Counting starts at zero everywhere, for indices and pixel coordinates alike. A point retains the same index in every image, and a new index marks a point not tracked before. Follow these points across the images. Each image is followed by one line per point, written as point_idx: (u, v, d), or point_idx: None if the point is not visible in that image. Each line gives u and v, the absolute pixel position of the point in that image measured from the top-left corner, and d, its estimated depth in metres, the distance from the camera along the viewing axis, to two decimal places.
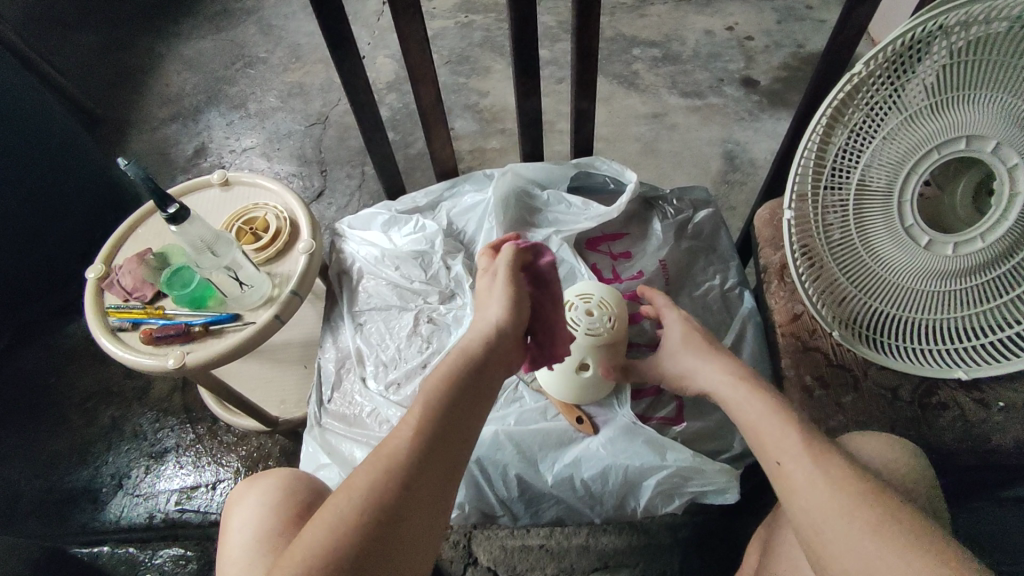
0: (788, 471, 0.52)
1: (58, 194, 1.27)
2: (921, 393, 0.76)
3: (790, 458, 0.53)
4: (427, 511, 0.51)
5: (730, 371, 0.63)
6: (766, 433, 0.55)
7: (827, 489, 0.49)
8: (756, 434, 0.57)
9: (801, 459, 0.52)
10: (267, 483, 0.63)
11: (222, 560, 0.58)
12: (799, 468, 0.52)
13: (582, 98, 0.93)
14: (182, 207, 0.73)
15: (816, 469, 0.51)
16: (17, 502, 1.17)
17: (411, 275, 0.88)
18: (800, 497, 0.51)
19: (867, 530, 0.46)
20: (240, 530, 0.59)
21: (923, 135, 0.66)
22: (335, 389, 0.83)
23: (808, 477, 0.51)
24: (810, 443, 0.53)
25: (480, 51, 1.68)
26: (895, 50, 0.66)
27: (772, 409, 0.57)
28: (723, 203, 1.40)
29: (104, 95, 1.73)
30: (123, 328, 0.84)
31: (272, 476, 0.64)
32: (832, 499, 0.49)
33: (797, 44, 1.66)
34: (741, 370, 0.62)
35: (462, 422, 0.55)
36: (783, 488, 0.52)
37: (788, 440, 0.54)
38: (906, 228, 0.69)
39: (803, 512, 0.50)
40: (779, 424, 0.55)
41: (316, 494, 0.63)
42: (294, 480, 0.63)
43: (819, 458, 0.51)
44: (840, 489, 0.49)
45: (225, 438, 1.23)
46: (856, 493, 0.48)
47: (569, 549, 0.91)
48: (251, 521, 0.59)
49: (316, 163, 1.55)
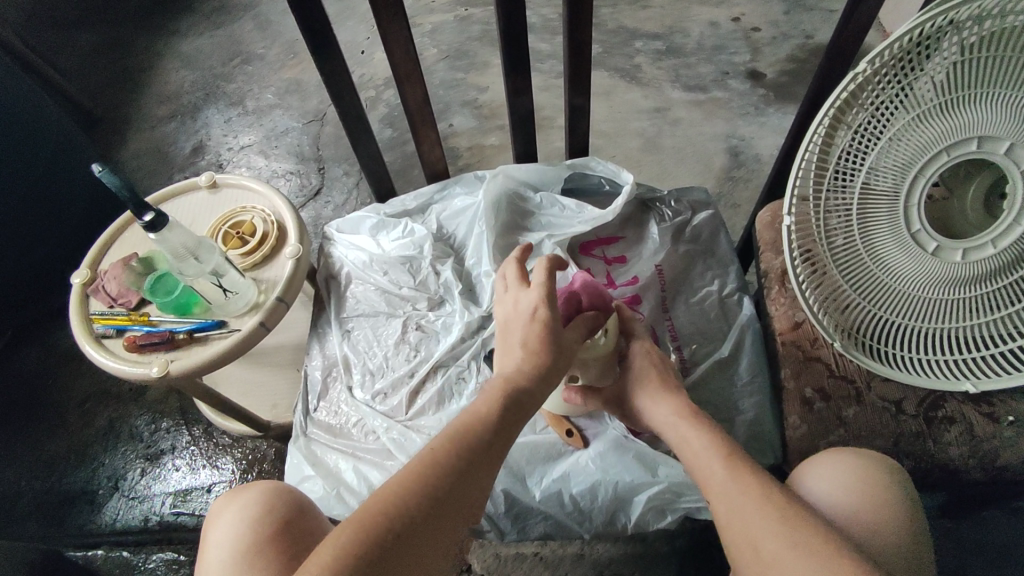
0: (724, 509, 0.55)
1: (53, 193, 1.26)
2: (927, 406, 0.72)
3: (722, 494, 0.56)
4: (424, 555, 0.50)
5: (674, 405, 0.64)
6: (700, 469, 0.58)
7: (756, 524, 0.53)
8: (694, 470, 0.60)
9: (730, 495, 0.55)
10: (245, 499, 0.64)
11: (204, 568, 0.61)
12: (729, 505, 0.55)
13: (576, 96, 0.91)
14: (160, 214, 0.72)
15: (745, 504, 0.54)
16: (14, 504, 1.17)
17: (400, 280, 0.86)
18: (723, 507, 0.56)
19: (792, 561, 0.49)
20: (219, 546, 0.61)
21: (931, 137, 0.62)
22: (321, 398, 0.82)
23: (737, 512, 0.54)
24: (738, 476, 0.56)
25: (479, 46, 1.65)
26: (902, 47, 0.62)
27: (706, 444, 0.59)
28: (727, 201, 1.36)
29: (102, 93, 1.72)
30: (107, 335, 0.82)
31: (250, 491, 0.65)
32: (761, 534, 0.52)
33: (805, 36, 1.61)
34: (686, 407, 0.64)
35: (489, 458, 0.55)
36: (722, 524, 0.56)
37: (717, 475, 0.57)
38: (913, 233, 0.66)
39: (740, 546, 0.54)
40: (711, 461, 0.58)
41: (293, 510, 0.64)
42: (274, 496, 0.64)
43: (748, 493, 0.54)
44: (767, 522, 0.52)
45: (220, 440, 1.22)
46: (781, 525, 0.51)
47: (564, 557, 0.88)
48: (230, 536, 0.61)
49: (313, 161, 1.53)
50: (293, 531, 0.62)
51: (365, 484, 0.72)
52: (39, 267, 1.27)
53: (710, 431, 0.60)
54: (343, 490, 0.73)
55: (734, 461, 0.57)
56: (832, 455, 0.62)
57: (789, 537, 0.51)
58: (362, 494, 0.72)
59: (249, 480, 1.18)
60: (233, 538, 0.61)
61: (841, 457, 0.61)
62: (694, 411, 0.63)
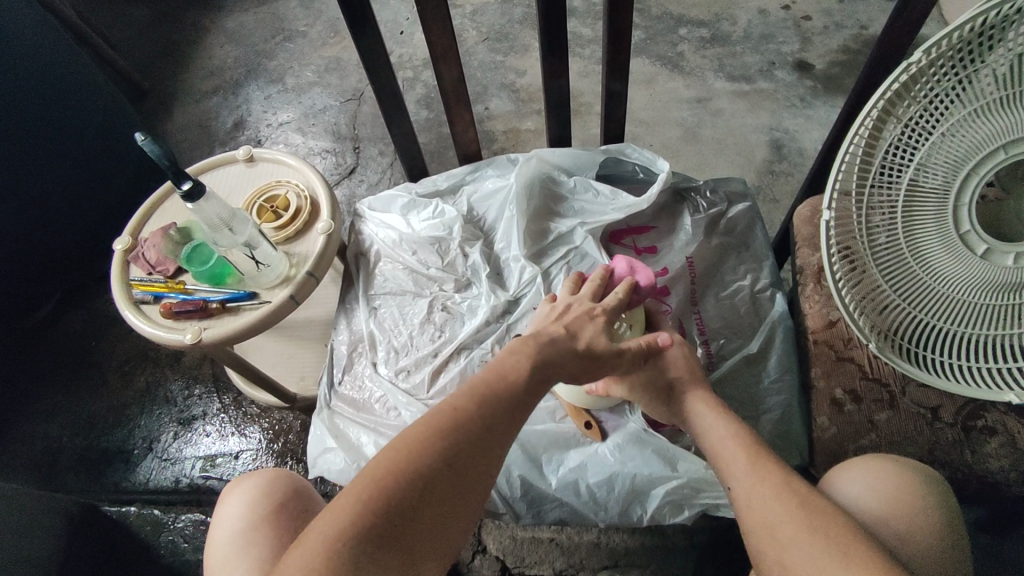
0: (742, 497, 0.55)
1: (103, 162, 1.29)
2: (965, 415, 0.70)
3: (740, 477, 0.56)
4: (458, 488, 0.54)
5: (700, 395, 0.65)
6: (721, 456, 0.58)
7: (771, 510, 0.52)
8: (711, 455, 0.60)
9: (747, 478, 0.55)
10: (246, 484, 0.67)
11: (211, 550, 0.64)
12: (745, 488, 0.55)
13: (613, 81, 0.89)
14: (197, 184, 0.73)
15: (762, 489, 0.54)
16: (57, 457, 1.22)
17: (428, 260, 0.87)
18: (742, 497, 0.55)
19: (809, 545, 0.49)
20: (222, 529, 0.64)
21: (988, 133, 0.59)
22: (345, 371, 0.84)
23: (752, 494, 0.54)
24: (759, 463, 0.56)
25: (521, 28, 1.63)
26: (963, 37, 0.59)
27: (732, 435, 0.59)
28: (766, 195, 1.33)
29: (151, 67, 1.76)
30: (145, 301, 0.85)
31: (253, 473, 0.69)
32: (775, 516, 0.52)
33: (860, 26, 1.54)
34: (716, 401, 0.64)
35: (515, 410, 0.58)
36: (735, 505, 0.56)
37: (737, 461, 0.57)
38: (962, 235, 0.63)
39: (751, 528, 0.53)
40: (733, 449, 0.58)
41: (293, 492, 0.67)
42: (271, 480, 0.67)
43: (766, 481, 0.54)
44: (782, 506, 0.52)
45: (248, 409, 1.25)
46: (798, 512, 0.51)
47: (580, 544, 0.87)
48: (232, 520, 0.64)
49: (349, 140, 1.54)
50: (291, 511, 0.65)
51: None
52: (85, 234, 1.30)
53: (735, 424, 0.60)
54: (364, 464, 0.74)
55: (756, 450, 0.57)
56: (867, 458, 0.60)
57: (806, 525, 0.50)
58: None
59: (275, 449, 1.22)
60: (235, 521, 0.64)
61: (876, 463, 0.59)
62: (719, 407, 0.63)
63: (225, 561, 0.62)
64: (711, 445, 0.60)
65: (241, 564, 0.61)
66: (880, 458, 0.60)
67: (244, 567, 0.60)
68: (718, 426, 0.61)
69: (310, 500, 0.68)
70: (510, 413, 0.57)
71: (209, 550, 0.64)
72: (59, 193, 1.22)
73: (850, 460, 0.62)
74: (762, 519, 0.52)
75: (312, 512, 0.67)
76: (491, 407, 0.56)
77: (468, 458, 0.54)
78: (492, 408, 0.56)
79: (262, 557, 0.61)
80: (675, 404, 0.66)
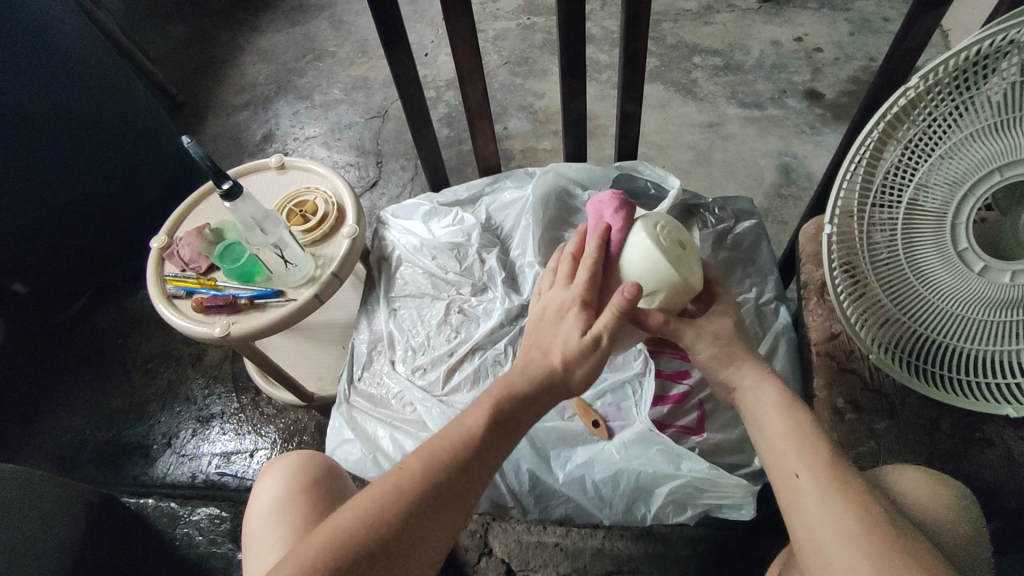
0: (803, 500, 0.54)
1: (137, 167, 1.34)
2: (964, 427, 0.72)
3: (807, 483, 0.55)
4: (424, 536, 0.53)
5: (764, 374, 0.63)
6: (787, 455, 0.57)
7: (833, 521, 0.52)
8: (775, 446, 0.59)
9: (818, 483, 0.54)
10: (284, 461, 0.71)
11: (251, 520, 0.68)
12: (810, 491, 0.54)
13: (627, 102, 0.94)
14: (236, 184, 0.79)
15: (830, 499, 0.53)
16: (80, 449, 1.26)
17: (447, 265, 0.92)
18: (803, 501, 0.54)
19: (864, 562, 0.49)
20: (261, 501, 0.68)
21: (982, 156, 0.61)
22: (365, 368, 0.88)
23: (819, 499, 0.53)
24: (834, 464, 0.55)
25: (541, 53, 1.69)
26: (958, 64, 0.61)
27: (799, 436, 0.58)
28: (775, 217, 1.36)
29: (187, 81, 1.85)
30: (178, 296, 0.90)
31: (289, 453, 0.73)
32: (836, 527, 0.51)
33: (869, 58, 1.59)
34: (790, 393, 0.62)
35: (488, 455, 0.56)
36: (794, 501, 0.55)
37: (813, 456, 0.56)
38: (959, 252, 0.65)
39: (814, 522, 0.53)
40: (800, 451, 0.57)
41: (325, 472, 0.71)
42: (306, 458, 0.71)
43: (834, 492, 0.53)
44: (851, 507, 0.52)
45: (265, 409, 1.29)
46: (864, 511, 0.52)
47: (584, 550, 0.89)
48: (269, 494, 0.68)
49: (372, 154, 1.61)
50: (324, 486, 0.69)
51: (400, 451, 0.77)
52: (117, 236, 1.36)
53: (805, 424, 0.59)
54: (379, 455, 0.77)
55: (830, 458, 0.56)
56: (912, 469, 0.63)
57: (871, 525, 0.50)
58: (397, 461, 0.76)
59: (289, 449, 1.25)
60: (273, 493, 0.68)
61: (914, 470, 0.63)
62: (787, 396, 0.62)
63: (263, 528, 0.66)
64: (773, 442, 0.59)
65: (275, 532, 0.65)
66: (922, 470, 0.63)
67: (279, 534, 0.64)
68: (789, 424, 0.59)
69: (340, 480, 0.72)
70: (443, 508, 0.54)
71: (249, 520, 0.69)
72: (97, 197, 1.28)
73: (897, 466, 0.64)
74: (825, 527, 0.52)
75: (341, 489, 0.71)
76: (427, 487, 0.54)
77: (432, 504, 0.54)
78: (427, 492, 0.54)
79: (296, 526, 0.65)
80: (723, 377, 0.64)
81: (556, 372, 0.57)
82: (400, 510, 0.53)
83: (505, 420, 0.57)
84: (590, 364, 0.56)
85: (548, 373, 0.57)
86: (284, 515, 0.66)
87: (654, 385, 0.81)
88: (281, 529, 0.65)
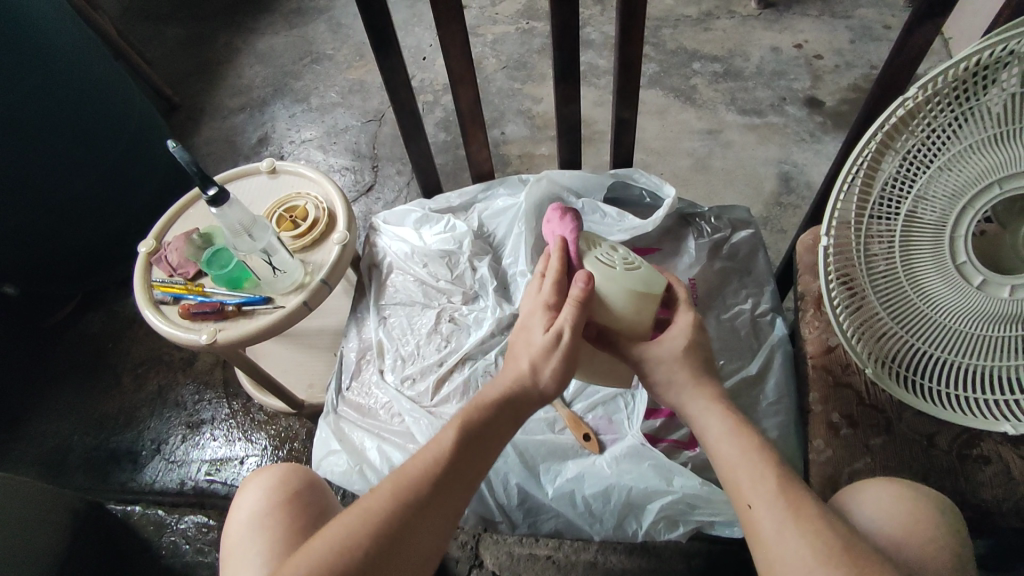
0: (764, 523, 0.53)
1: (130, 171, 1.33)
2: (960, 443, 0.71)
3: (764, 506, 0.54)
4: (417, 538, 0.56)
5: (710, 397, 0.62)
6: (742, 478, 0.56)
7: (798, 544, 0.51)
8: (728, 472, 0.57)
9: (773, 510, 0.53)
10: (264, 473, 0.70)
11: (231, 524, 0.67)
12: (764, 514, 0.53)
13: (623, 108, 0.92)
14: (222, 191, 0.77)
15: (787, 521, 0.52)
16: (68, 455, 1.25)
17: (438, 273, 0.91)
18: (761, 527, 0.53)
19: None
20: (242, 510, 0.67)
21: (981, 169, 0.60)
22: (353, 378, 0.86)
23: (782, 527, 0.52)
24: (785, 489, 0.54)
25: (539, 58, 1.68)
26: (958, 74, 0.60)
27: (744, 458, 0.57)
28: (774, 225, 1.35)
29: (183, 84, 1.84)
30: (165, 302, 0.88)
31: (270, 466, 0.71)
32: (795, 552, 0.51)
33: (870, 66, 1.57)
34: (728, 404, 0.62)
35: (470, 462, 0.59)
36: (756, 530, 0.54)
37: (764, 485, 0.55)
38: (958, 266, 0.63)
39: (775, 556, 0.52)
40: (749, 474, 0.56)
41: (308, 483, 0.70)
42: (286, 472, 0.70)
43: (791, 514, 0.52)
44: (806, 538, 0.51)
45: (256, 416, 1.27)
46: (821, 542, 0.50)
47: (576, 563, 0.87)
48: (250, 504, 0.67)
49: (368, 158, 1.60)
50: (304, 500, 0.68)
51: (387, 463, 0.75)
52: (108, 240, 1.35)
53: (749, 440, 0.58)
54: (366, 467, 0.76)
55: (783, 478, 0.55)
56: (882, 483, 0.61)
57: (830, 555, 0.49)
58: (383, 473, 0.75)
59: (279, 456, 1.23)
60: (254, 503, 0.67)
61: (888, 485, 0.61)
62: None
63: (242, 537, 0.65)
64: (723, 466, 0.58)
65: (254, 542, 0.64)
66: (894, 483, 0.61)
67: (259, 543, 0.63)
68: (735, 439, 0.58)
69: (323, 490, 0.71)
70: (420, 522, 0.56)
71: (228, 527, 0.67)
72: (88, 199, 1.26)
73: (865, 483, 0.63)
74: (791, 554, 0.51)
75: (325, 501, 0.70)
76: (411, 500, 0.56)
77: (421, 512, 0.56)
78: (398, 520, 0.55)
79: (275, 536, 0.64)
80: (681, 396, 0.63)
81: (523, 379, 0.62)
82: (377, 536, 0.54)
83: (477, 431, 0.60)
84: (555, 361, 0.61)
85: (515, 383, 0.62)
86: (262, 525, 0.65)
87: (647, 398, 0.79)
88: (262, 538, 0.64)
